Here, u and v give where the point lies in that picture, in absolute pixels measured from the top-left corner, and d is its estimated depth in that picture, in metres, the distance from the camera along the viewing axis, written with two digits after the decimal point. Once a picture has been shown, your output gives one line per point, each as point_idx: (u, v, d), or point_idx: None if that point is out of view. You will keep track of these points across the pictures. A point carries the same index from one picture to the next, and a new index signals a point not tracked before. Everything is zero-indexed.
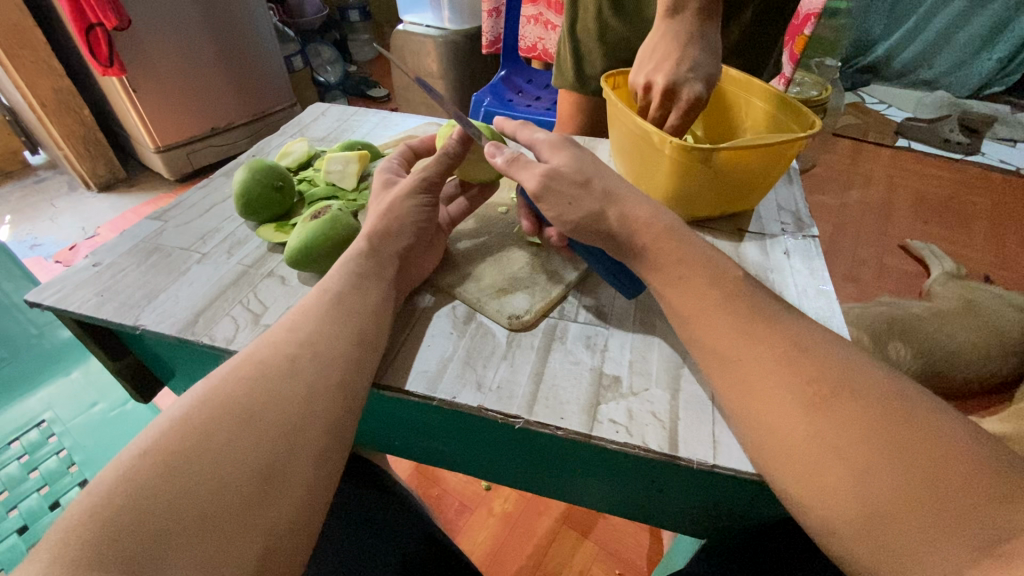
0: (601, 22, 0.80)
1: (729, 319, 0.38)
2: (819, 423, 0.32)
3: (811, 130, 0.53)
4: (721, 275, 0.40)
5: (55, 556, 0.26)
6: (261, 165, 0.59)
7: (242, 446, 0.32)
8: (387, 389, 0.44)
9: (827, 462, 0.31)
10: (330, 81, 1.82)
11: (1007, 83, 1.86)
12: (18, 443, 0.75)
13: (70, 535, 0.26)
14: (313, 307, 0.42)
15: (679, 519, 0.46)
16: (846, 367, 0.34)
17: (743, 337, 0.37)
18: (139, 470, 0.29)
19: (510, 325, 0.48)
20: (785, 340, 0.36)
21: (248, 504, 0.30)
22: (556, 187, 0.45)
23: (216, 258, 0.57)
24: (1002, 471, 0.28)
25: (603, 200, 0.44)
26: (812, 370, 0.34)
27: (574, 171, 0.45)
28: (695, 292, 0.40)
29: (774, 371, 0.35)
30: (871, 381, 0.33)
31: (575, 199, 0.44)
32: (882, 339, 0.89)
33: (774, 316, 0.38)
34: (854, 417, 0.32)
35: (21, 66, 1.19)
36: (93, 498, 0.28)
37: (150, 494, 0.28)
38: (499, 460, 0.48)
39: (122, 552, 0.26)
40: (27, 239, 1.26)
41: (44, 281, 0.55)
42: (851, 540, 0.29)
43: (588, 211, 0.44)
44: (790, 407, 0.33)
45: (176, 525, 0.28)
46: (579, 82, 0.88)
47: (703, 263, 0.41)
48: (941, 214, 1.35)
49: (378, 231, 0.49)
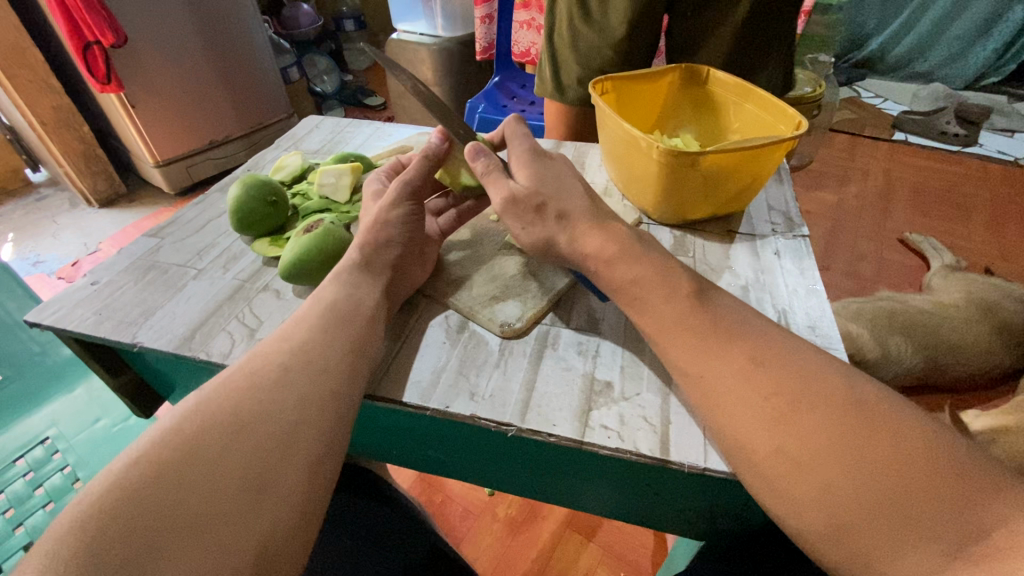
0: (573, 29, 0.82)
1: (688, 333, 0.39)
2: (784, 435, 0.32)
3: (798, 131, 0.54)
4: (675, 292, 0.41)
5: (47, 563, 0.26)
6: (254, 180, 0.59)
7: (233, 458, 0.32)
8: (381, 400, 0.44)
9: (792, 475, 0.31)
10: (326, 90, 1.85)
11: (1004, 73, 1.86)
12: (23, 461, 0.76)
13: (59, 545, 0.27)
14: (305, 318, 0.43)
15: (675, 522, 0.46)
16: (807, 375, 0.34)
17: (702, 353, 0.37)
18: (131, 483, 0.30)
19: (502, 333, 0.49)
20: (745, 352, 0.36)
21: (239, 515, 0.31)
22: (513, 211, 0.47)
23: (212, 273, 0.58)
24: (953, 474, 0.29)
25: (554, 226, 0.45)
26: (770, 383, 0.34)
27: (532, 194, 0.46)
28: (657, 310, 0.40)
29: (737, 385, 0.35)
30: (829, 391, 0.33)
31: (530, 225, 0.46)
32: (882, 333, 0.88)
33: (735, 328, 0.38)
34: (818, 426, 0.32)
35: (20, 86, 1.21)
36: (83, 506, 0.29)
37: (140, 505, 0.29)
38: (495, 467, 0.49)
39: (113, 560, 0.27)
40: (30, 256, 1.28)
41: (44, 300, 0.55)
42: (822, 538, 0.30)
43: (541, 237, 0.46)
44: (753, 420, 0.34)
45: (168, 533, 0.28)
46: (559, 91, 0.88)
47: (659, 281, 0.41)
48: (938, 207, 1.35)
49: (370, 241, 0.49)
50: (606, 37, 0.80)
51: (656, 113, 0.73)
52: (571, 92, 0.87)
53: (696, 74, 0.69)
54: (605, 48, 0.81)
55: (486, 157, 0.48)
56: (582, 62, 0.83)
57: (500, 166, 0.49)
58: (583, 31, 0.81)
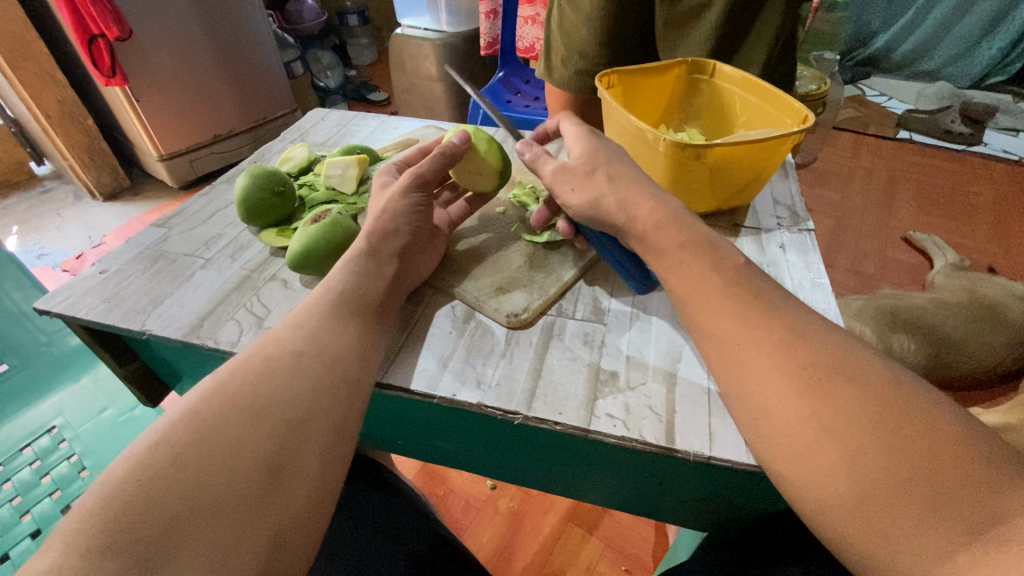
0: (561, 12, 0.84)
1: (718, 314, 0.38)
2: (811, 412, 0.32)
3: (805, 124, 0.54)
4: (722, 261, 0.41)
5: (67, 543, 0.27)
6: (261, 171, 0.60)
7: (248, 440, 0.33)
8: (389, 389, 0.45)
9: (822, 444, 0.31)
10: (331, 86, 1.83)
11: (1009, 72, 1.85)
12: (30, 450, 0.77)
13: (79, 521, 0.28)
14: (314, 305, 0.43)
15: (679, 511, 0.46)
16: (842, 354, 0.34)
17: (735, 328, 0.37)
18: (148, 463, 0.30)
19: (508, 323, 0.49)
20: (784, 326, 0.36)
21: (253, 496, 0.31)
22: (564, 177, 0.49)
23: (220, 263, 0.58)
24: (969, 455, 0.29)
25: (604, 186, 0.46)
26: (808, 354, 0.35)
27: (584, 163, 0.48)
28: (697, 276, 0.41)
29: (771, 355, 0.35)
30: (867, 369, 0.33)
31: (579, 186, 0.48)
32: (885, 331, 0.88)
33: (767, 307, 0.38)
34: (853, 399, 0.32)
35: (24, 78, 1.21)
36: (99, 486, 0.29)
37: (157, 485, 0.29)
38: (499, 456, 0.49)
39: (131, 542, 0.27)
40: (35, 249, 1.28)
41: (53, 288, 0.56)
42: (834, 526, 0.31)
43: (589, 196, 0.47)
44: (787, 389, 0.34)
45: (186, 515, 0.29)
46: (547, 70, 0.90)
47: (697, 250, 0.42)
48: (943, 206, 1.35)
49: (376, 230, 0.49)
50: (581, 14, 0.80)
51: (661, 107, 0.73)
52: (556, 73, 0.88)
53: (703, 67, 0.69)
54: (583, 28, 0.81)
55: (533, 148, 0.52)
56: (565, 43, 0.85)
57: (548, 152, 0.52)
58: (567, 12, 0.83)
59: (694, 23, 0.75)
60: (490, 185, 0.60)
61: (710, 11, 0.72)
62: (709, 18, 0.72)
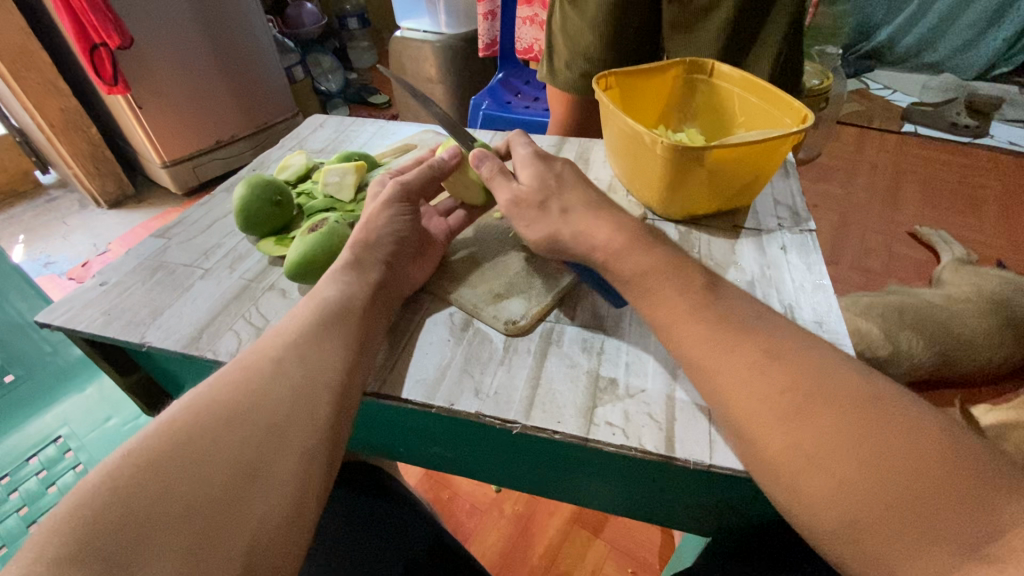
0: (563, 17, 0.83)
1: (710, 322, 0.38)
2: (803, 421, 0.32)
3: (806, 124, 0.53)
4: (704, 276, 0.41)
5: (41, 556, 0.27)
6: (259, 180, 0.60)
7: (227, 449, 0.33)
8: (384, 398, 0.44)
9: (814, 454, 0.31)
10: (332, 89, 1.85)
11: (1014, 63, 1.83)
12: (36, 459, 0.77)
13: (57, 533, 0.28)
14: (301, 315, 0.43)
15: (681, 517, 0.46)
16: (834, 368, 0.34)
17: (732, 333, 0.37)
18: (126, 472, 0.30)
19: (506, 331, 0.49)
20: (780, 331, 0.36)
21: (233, 504, 0.31)
22: (517, 211, 0.49)
23: (218, 273, 0.58)
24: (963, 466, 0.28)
25: (559, 221, 0.47)
26: (802, 362, 0.34)
27: (535, 193, 0.48)
28: (692, 284, 0.41)
29: (766, 363, 0.35)
30: (860, 378, 0.33)
31: (533, 222, 0.48)
32: (894, 329, 0.87)
33: (758, 314, 0.38)
34: (845, 411, 0.32)
35: (28, 88, 1.22)
36: (78, 500, 0.29)
37: (133, 494, 0.29)
38: (495, 462, 0.49)
39: (105, 553, 0.27)
40: (41, 258, 1.29)
41: (53, 301, 0.56)
42: (827, 537, 0.30)
43: (545, 232, 0.47)
44: (772, 409, 0.33)
45: (162, 525, 0.29)
46: (551, 74, 0.89)
47: (687, 265, 0.42)
48: (949, 200, 1.33)
49: (362, 241, 0.49)
50: (586, 19, 0.80)
51: (659, 109, 0.73)
52: (560, 77, 0.88)
53: (703, 68, 0.68)
54: (588, 32, 0.80)
55: (488, 164, 0.51)
56: (570, 47, 0.84)
57: (503, 170, 0.51)
58: (570, 16, 0.82)
59: (703, 24, 0.75)
60: (482, 200, 0.59)
61: (719, 10, 0.73)
62: (719, 19, 0.73)
